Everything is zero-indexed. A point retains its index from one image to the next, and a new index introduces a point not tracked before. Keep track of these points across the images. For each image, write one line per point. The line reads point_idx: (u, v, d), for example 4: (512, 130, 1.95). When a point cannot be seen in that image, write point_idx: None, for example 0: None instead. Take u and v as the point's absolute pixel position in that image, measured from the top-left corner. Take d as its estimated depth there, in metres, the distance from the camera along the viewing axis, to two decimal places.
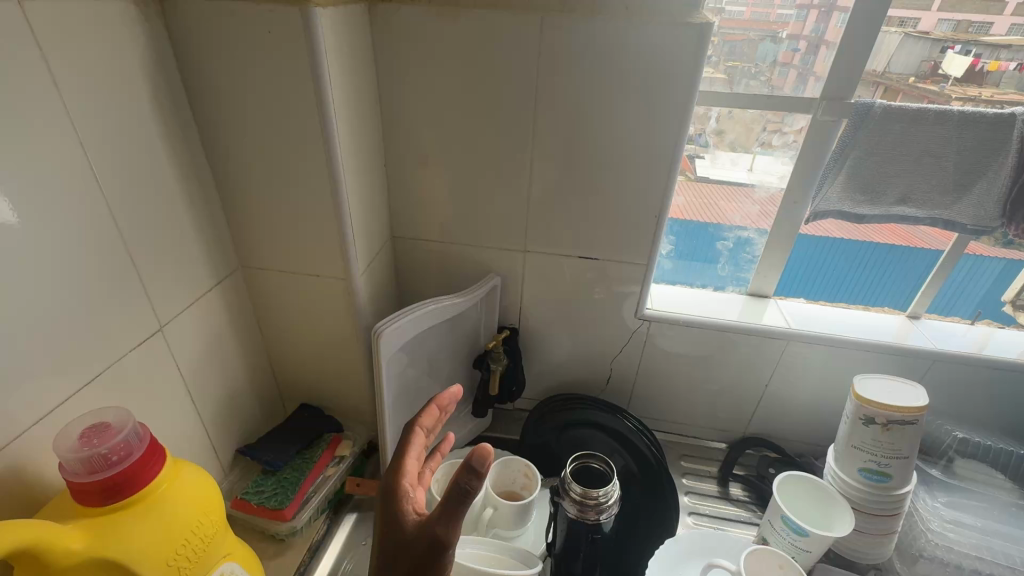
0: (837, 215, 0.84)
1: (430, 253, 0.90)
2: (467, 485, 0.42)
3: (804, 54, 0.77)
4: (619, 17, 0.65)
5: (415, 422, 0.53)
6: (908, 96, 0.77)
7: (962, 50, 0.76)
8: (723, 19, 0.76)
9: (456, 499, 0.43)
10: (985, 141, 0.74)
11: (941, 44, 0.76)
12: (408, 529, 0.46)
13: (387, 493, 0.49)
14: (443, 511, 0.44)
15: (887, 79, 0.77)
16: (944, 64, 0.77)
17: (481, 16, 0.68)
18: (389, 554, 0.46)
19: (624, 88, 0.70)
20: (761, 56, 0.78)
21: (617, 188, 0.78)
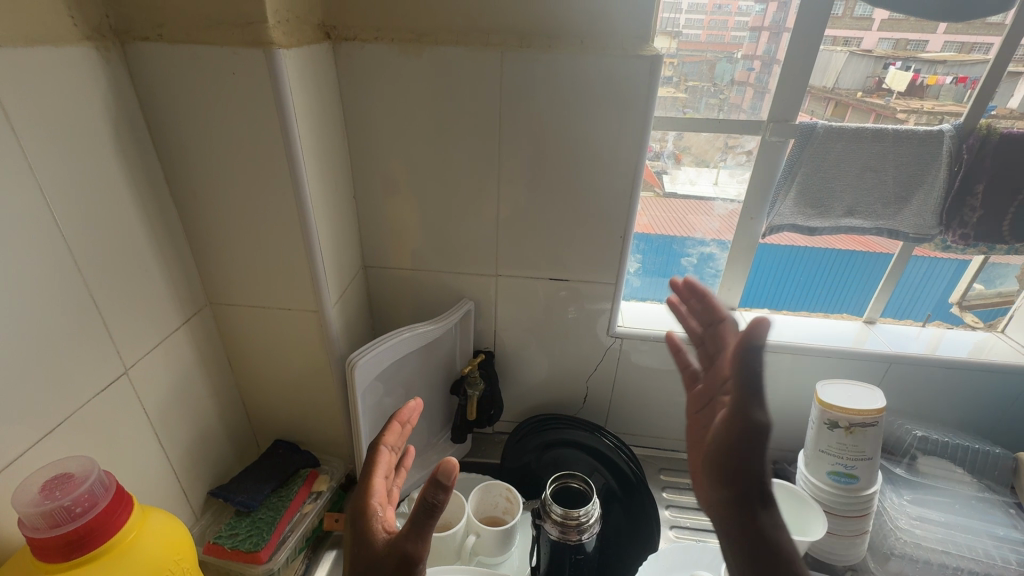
0: (791, 228, 0.89)
1: (403, 281, 0.91)
2: (434, 500, 0.43)
3: (759, 73, 0.81)
4: (575, 51, 0.69)
5: (379, 441, 0.53)
6: (858, 111, 0.82)
7: (903, 66, 0.79)
8: (681, 41, 0.80)
9: (423, 515, 0.44)
10: (919, 155, 0.80)
11: (882, 61, 0.79)
12: (377, 551, 0.45)
13: (354, 517, 0.48)
14: (410, 529, 0.44)
15: (837, 95, 0.82)
16: (888, 79, 0.80)
17: (442, 52, 0.70)
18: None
19: (584, 119, 0.73)
20: (719, 76, 0.82)
21: (582, 211, 0.80)
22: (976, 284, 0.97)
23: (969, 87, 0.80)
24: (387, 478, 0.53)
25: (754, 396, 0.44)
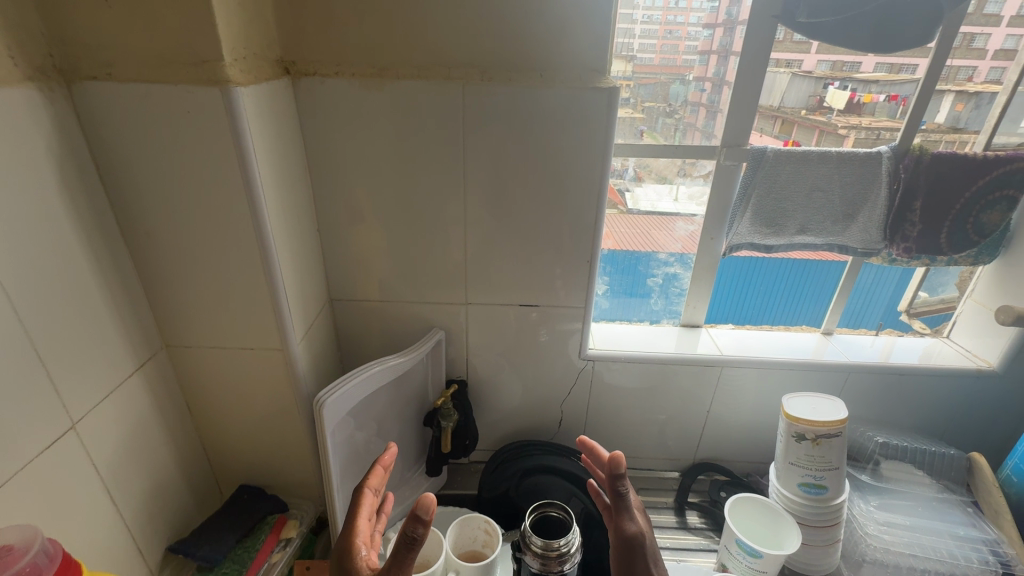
0: (749, 246, 0.93)
1: (371, 312, 0.89)
2: (413, 535, 0.41)
3: (710, 93, 0.84)
4: (535, 84, 0.70)
5: (361, 484, 0.51)
6: (802, 128, 0.87)
7: (841, 86, 0.84)
8: (637, 64, 0.83)
9: (403, 550, 0.42)
10: (861, 175, 0.85)
11: (822, 81, 0.84)
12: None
13: (336, 559, 0.46)
14: (391, 565, 0.42)
15: (783, 113, 0.86)
16: (829, 98, 0.85)
17: (404, 86, 0.71)
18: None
19: (547, 148, 0.74)
20: (673, 97, 0.85)
21: (549, 238, 0.81)
22: (921, 292, 1.02)
23: (900, 103, 0.85)
24: (370, 521, 0.50)
25: (624, 511, 0.58)
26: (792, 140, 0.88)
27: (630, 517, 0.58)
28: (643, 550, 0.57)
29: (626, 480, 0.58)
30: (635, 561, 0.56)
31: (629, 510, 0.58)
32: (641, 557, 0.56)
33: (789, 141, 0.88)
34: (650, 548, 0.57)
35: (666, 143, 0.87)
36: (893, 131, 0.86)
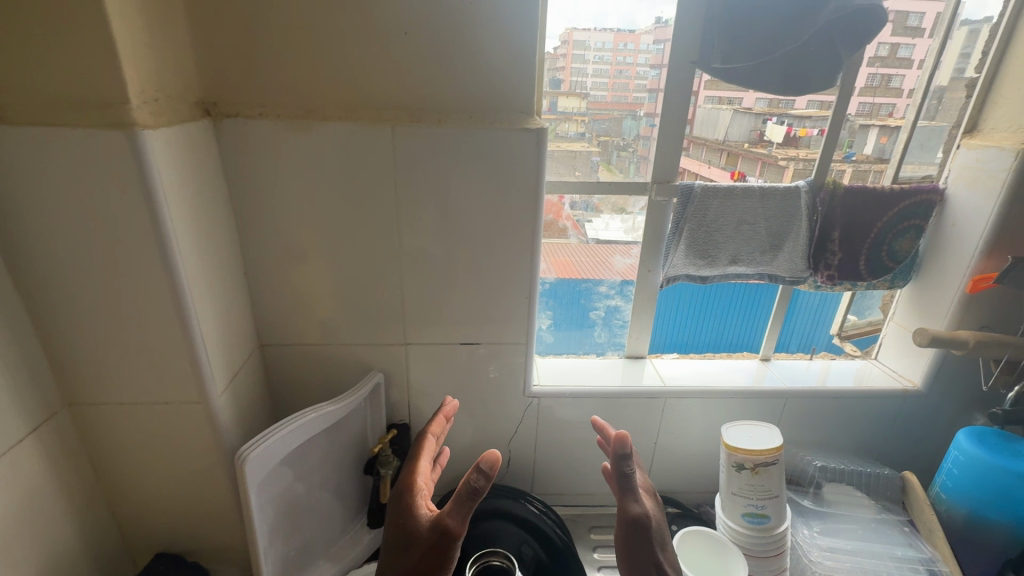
0: (686, 277, 0.95)
1: (304, 357, 0.85)
2: (476, 485, 0.56)
3: (660, 128, 0.86)
4: (465, 125, 0.71)
5: (428, 430, 0.74)
6: (746, 160, 0.91)
7: (778, 121, 0.88)
8: (590, 101, 0.85)
9: (466, 498, 0.57)
10: (783, 209, 0.90)
11: (761, 117, 0.88)
12: (423, 523, 0.60)
13: (408, 487, 0.65)
14: (453, 507, 0.57)
15: (728, 146, 0.90)
16: (768, 132, 0.89)
17: (331, 127, 0.70)
18: (408, 542, 0.59)
19: (478, 187, 0.75)
20: (626, 131, 0.87)
21: (486, 275, 0.81)
22: (850, 315, 1.06)
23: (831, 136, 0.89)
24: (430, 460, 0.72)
25: (628, 494, 0.65)
26: (738, 171, 0.92)
27: (635, 499, 0.65)
28: (645, 528, 0.64)
29: (631, 464, 0.66)
30: (638, 538, 0.64)
31: (634, 493, 0.65)
32: (645, 534, 0.64)
33: (735, 173, 0.92)
34: (652, 527, 0.65)
35: (622, 176, 0.89)
36: (814, 163, 0.90)
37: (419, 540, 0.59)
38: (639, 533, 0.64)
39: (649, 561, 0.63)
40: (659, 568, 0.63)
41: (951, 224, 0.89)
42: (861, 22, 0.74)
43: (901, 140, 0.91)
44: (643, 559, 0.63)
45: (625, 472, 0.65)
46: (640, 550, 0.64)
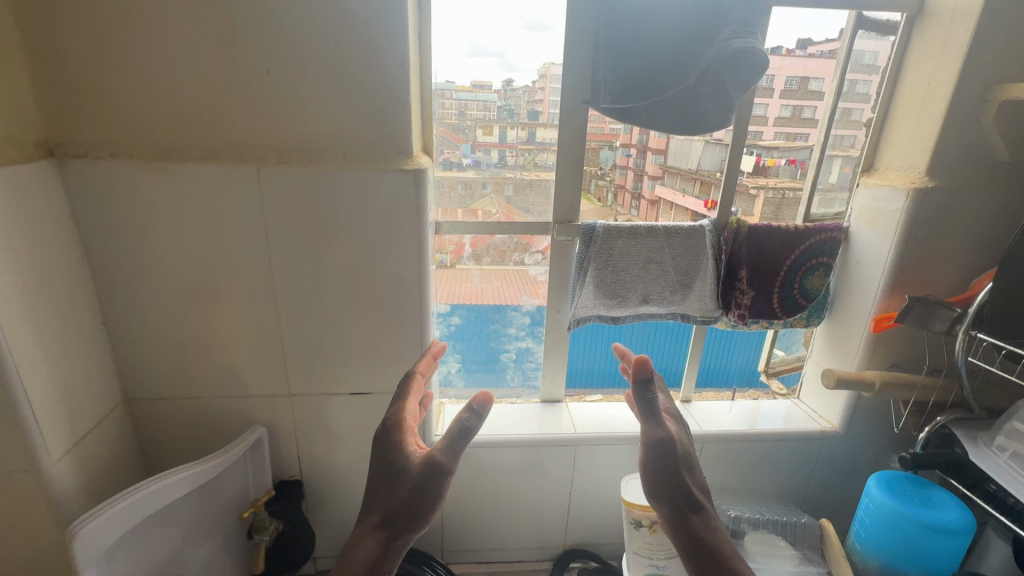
0: (597, 317, 0.92)
1: (177, 411, 0.79)
2: (467, 424, 0.48)
3: (636, 158, 0.86)
4: (337, 166, 0.68)
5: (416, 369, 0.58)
6: (719, 190, 0.89)
7: (748, 151, 0.86)
8: (569, 132, 0.83)
9: (459, 436, 0.47)
10: (689, 247, 0.88)
11: (731, 148, 0.85)
12: (413, 461, 0.49)
13: (392, 418, 0.53)
14: (446, 443, 0.47)
15: (701, 176, 0.89)
16: (738, 163, 0.86)
17: (191, 168, 0.66)
18: (395, 480, 0.49)
19: (356, 231, 0.71)
20: (603, 161, 0.86)
21: (373, 321, 0.76)
22: (777, 351, 1.04)
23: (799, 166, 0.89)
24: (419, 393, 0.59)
25: (649, 418, 0.52)
26: (711, 201, 0.90)
27: (659, 420, 0.52)
28: (673, 457, 0.51)
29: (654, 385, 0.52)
30: (665, 469, 0.51)
31: (656, 416, 0.52)
32: (671, 461, 0.51)
33: (708, 202, 0.90)
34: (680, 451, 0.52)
35: (600, 205, 0.88)
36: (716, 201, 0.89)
37: (405, 479, 0.48)
38: (665, 462, 0.51)
39: (681, 496, 0.50)
40: (696, 504, 0.50)
41: (856, 262, 0.88)
42: (749, 62, 0.73)
43: (801, 176, 0.89)
44: (673, 493, 0.50)
45: (647, 393, 0.52)
46: (669, 483, 0.51)
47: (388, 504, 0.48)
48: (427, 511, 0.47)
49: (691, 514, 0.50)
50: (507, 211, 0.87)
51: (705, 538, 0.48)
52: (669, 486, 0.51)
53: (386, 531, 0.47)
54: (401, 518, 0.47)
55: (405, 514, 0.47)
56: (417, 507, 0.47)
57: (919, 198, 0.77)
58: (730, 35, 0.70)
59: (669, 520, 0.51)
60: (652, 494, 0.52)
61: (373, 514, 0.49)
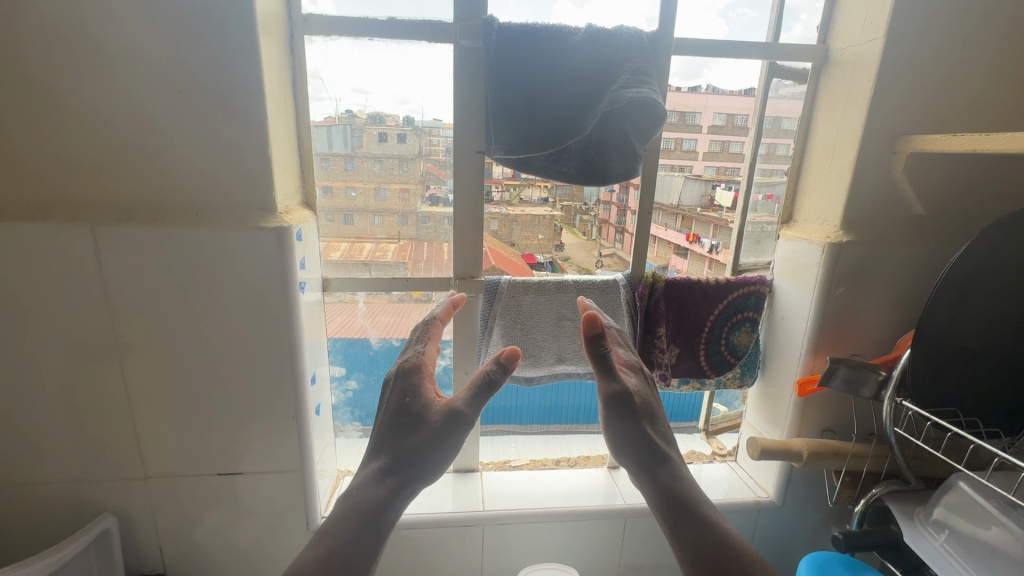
0: (509, 378, 0.85)
1: (9, 499, 0.68)
2: (495, 376, 0.53)
3: (619, 193, 0.80)
4: (186, 224, 0.61)
5: (435, 317, 0.62)
6: (699, 224, 0.84)
7: (727, 186, 0.82)
8: None
9: (482, 389, 0.53)
10: (604, 303, 0.82)
11: (710, 183, 0.82)
12: (432, 407, 0.54)
13: (411, 365, 0.57)
14: (470, 394, 0.53)
15: (682, 210, 0.83)
16: (717, 198, 0.83)
17: (13, 228, 0.58)
18: (413, 423, 0.53)
19: (213, 294, 0.64)
20: (588, 197, 0.80)
21: (238, 393, 0.68)
22: (718, 406, 0.96)
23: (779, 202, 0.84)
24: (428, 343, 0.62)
25: (602, 373, 0.54)
26: (692, 235, 0.85)
27: (615, 377, 0.54)
28: (633, 411, 0.54)
29: (603, 342, 0.54)
30: (622, 421, 0.54)
31: (608, 372, 0.54)
32: (627, 414, 0.54)
33: (690, 235, 0.85)
34: (637, 403, 0.55)
35: (584, 239, 0.84)
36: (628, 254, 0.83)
37: (424, 421, 0.53)
38: (627, 415, 0.54)
39: (645, 445, 0.53)
40: (659, 454, 0.53)
41: (780, 317, 0.83)
42: (646, 112, 0.68)
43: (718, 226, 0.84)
44: (636, 445, 0.53)
45: (603, 353, 0.54)
46: (635, 434, 0.53)
47: (403, 446, 0.53)
48: (442, 456, 0.52)
49: (655, 462, 0.52)
50: (494, 247, 0.81)
51: (670, 484, 0.51)
52: (626, 440, 0.53)
53: (398, 472, 0.51)
54: (417, 461, 0.52)
55: (422, 455, 0.52)
56: (432, 451, 0.52)
57: (834, 254, 0.72)
58: (624, 84, 0.65)
59: (635, 470, 0.53)
60: (618, 445, 0.54)
61: (388, 454, 0.53)
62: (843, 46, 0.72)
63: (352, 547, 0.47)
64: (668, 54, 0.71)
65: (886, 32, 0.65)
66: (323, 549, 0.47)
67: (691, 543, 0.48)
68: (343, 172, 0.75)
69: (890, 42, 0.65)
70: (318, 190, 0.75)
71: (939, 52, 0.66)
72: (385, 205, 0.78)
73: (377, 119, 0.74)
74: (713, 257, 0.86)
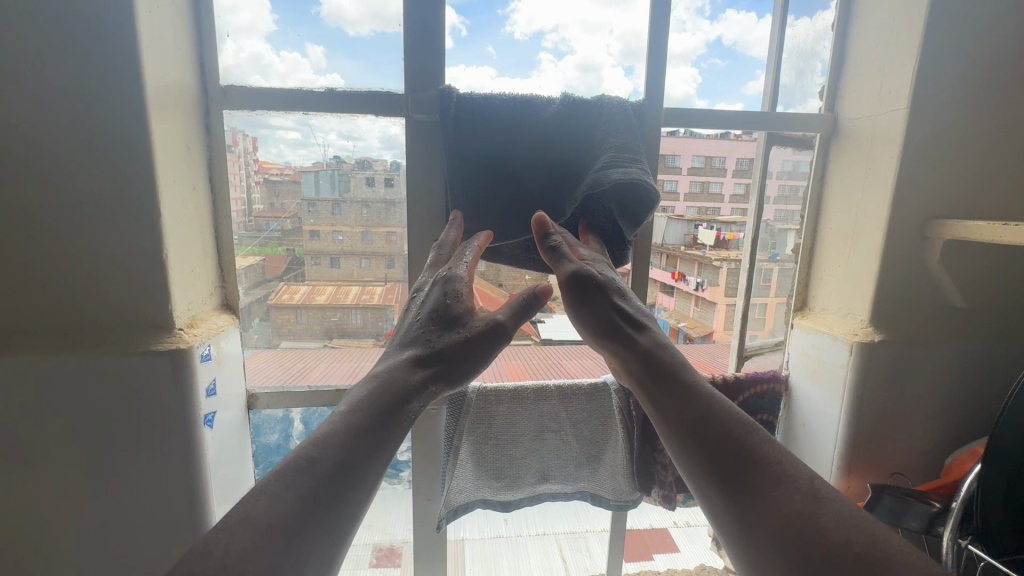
0: (482, 504, 0.69)
1: None
2: (528, 303, 0.45)
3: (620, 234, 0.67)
4: (47, 351, 0.47)
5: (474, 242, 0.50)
6: (684, 262, 0.72)
7: (709, 225, 0.71)
8: None
9: (521, 310, 0.44)
10: (592, 412, 0.69)
11: (692, 223, 0.71)
12: (471, 312, 0.44)
13: (451, 271, 0.46)
14: (510, 312, 0.44)
15: (665, 249, 0.70)
16: (701, 236, 0.72)
17: None
18: (446, 324, 0.43)
19: (86, 438, 0.49)
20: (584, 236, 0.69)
21: (123, 559, 0.53)
22: None
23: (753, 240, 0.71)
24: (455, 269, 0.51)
25: (552, 258, 0.45)
26: (676, 274, 0.72)
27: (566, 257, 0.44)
28: (598, 288, 0.43)
29: (546, 232, 0.46)
30: (581, 302, 0.43)
31: (555, 253, 0.45)
32: (585, 290, 0.43)
33: (675, 274, 0.72)
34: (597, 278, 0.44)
35: None
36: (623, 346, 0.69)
37: (466, 325, 0.43)
38: (586, 295, 0.42)
39: (619, 325, 0.42)
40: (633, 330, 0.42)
41: (802, 423, 0.70)
42: (635, 193, 0.53)
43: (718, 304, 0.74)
44: (603, 324, 0.42)
45: (551, 240, 0.46)
46: (601, 315, 0.43)
47: (432, 344, 0.42)
48: (479, 367, 0.44)
49: (631, 341, 0.42)
50: (482, 287, 0.69)
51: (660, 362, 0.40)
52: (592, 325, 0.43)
53: (425, 373, 0.41)
54: (455, 366, 0.42)
55: (458, 363, 0.42)
56: (475, 360, 0.43)
57: (863, 356, 0.60)
58: (606, 163, 0.52)
59: (618, 351, 0.42)
60: (589, 330, 0.44)
61: (403, 351, 0.42)
62: (856, 115, 0.62)
63: (376, 442, 0.35)
64: (657, 124, 0.61)
65: (909, 102, 0.56)
66: (341, 430, 0.35)
67: (678, 417, 0.36)
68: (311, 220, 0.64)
69: (915, 113, 0.56)
70: (242, 287, 0.62)
71: (969, 124, 0.57)
72: (370, 248, 0.66)
73: (366, 165, 0.62)
74: (700, 296, 0.74)
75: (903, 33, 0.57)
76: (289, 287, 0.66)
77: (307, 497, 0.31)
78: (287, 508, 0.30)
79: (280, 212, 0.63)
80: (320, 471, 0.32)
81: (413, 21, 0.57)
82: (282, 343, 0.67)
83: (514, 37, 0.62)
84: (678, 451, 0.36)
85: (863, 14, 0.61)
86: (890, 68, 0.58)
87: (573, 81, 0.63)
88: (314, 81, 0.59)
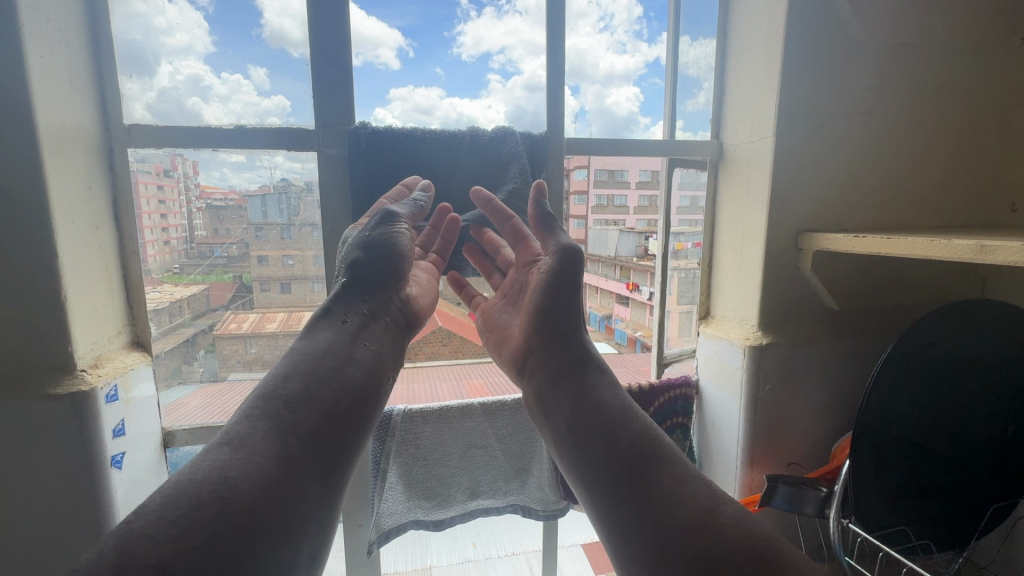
0: (414, 525, 0.69)
1: None
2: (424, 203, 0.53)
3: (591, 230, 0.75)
4: None
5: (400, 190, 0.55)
6: (638, 273, 0.81)
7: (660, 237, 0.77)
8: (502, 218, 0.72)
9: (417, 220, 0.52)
10: (518, 425, 0.72)
11: (643, 236, 0.78)
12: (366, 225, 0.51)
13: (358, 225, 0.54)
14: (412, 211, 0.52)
15: (620, 261, 0.80)
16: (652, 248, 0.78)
17: None
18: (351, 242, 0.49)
19: None
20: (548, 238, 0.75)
21: None
22: None
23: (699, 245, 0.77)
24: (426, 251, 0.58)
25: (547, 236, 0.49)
26: (631, 284, 0.81)
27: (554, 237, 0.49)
28: (580, 268, 0.47)
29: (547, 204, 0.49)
30: (570, 279, 0.46)
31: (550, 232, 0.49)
32: (574, 267, 0.46)
33: (630, 284, 0.82)
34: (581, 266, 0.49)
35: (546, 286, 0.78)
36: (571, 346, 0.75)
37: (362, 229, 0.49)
38: (559, 274, 0.46)
39: (565, 314, 0.47)
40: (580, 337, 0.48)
41: (711, 423, 0.75)
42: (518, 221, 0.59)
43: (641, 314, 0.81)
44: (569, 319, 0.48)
45: (547, 212, 0.49)
46: (552, 297, 0.47)
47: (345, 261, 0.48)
48: (362, 255, 0.47)
49: (569, 338, 0.47)
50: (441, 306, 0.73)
51: (582, 359, 0.47)
52: (560, 309, 0.47)
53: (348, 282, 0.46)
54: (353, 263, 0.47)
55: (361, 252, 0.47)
56: (353, 252, 0.47)
57: (756, 357, 0.66)
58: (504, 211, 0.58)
59: (545, 345, 0.48)
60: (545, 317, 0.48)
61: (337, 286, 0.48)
62: (737, 142, 0.70)
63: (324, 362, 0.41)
64: (560, 152, 0.66)
65: (774, 129, 0.63)
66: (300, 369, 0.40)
67: (615, 408, 0.43)
68: (229, 251, 0.65)
69: (781, 139, 0.63)
70: (155, 321, 0.61)
71: (828, 148, 0.65)
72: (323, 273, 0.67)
73: (312, 187, 0.64)
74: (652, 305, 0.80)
75: (767, 68, 0.64)
76: (236, 315, 0.67)
77: (274, 436, 0.36)
78: (252, 447, 0.34)
79: (226, 237, 0.64)
80: (282, 414, 0.37)
81: (322, 62, 0.59)
82: (230, 376, 0.68)
83: (462, 58, 0.65)
84: (606, 433, 0.41)
85: (736, 54, 0.69)
86: (760, 99, 0.65)
87: (521, 101, 0.67)
88: (257, 101, 0.60)
